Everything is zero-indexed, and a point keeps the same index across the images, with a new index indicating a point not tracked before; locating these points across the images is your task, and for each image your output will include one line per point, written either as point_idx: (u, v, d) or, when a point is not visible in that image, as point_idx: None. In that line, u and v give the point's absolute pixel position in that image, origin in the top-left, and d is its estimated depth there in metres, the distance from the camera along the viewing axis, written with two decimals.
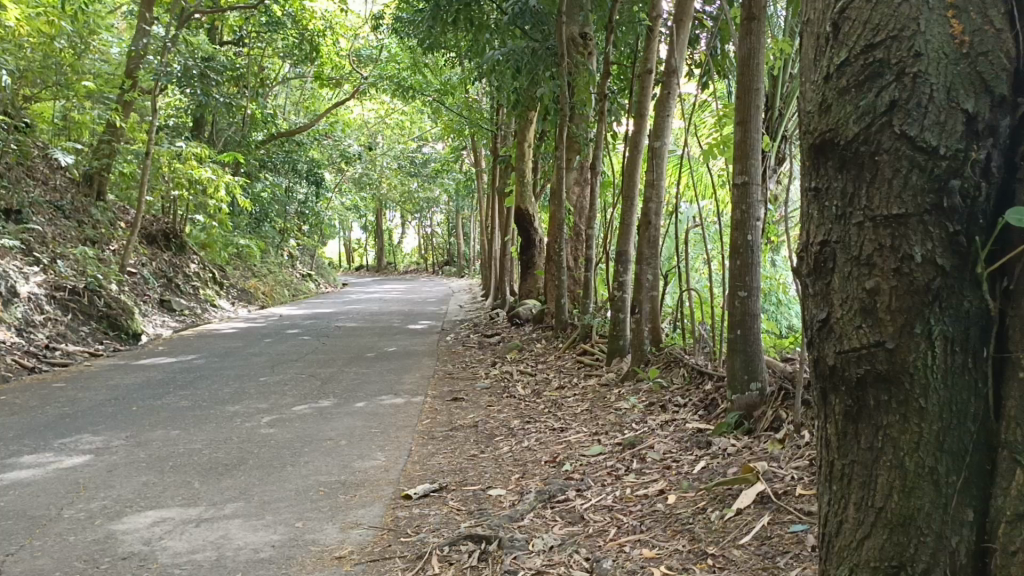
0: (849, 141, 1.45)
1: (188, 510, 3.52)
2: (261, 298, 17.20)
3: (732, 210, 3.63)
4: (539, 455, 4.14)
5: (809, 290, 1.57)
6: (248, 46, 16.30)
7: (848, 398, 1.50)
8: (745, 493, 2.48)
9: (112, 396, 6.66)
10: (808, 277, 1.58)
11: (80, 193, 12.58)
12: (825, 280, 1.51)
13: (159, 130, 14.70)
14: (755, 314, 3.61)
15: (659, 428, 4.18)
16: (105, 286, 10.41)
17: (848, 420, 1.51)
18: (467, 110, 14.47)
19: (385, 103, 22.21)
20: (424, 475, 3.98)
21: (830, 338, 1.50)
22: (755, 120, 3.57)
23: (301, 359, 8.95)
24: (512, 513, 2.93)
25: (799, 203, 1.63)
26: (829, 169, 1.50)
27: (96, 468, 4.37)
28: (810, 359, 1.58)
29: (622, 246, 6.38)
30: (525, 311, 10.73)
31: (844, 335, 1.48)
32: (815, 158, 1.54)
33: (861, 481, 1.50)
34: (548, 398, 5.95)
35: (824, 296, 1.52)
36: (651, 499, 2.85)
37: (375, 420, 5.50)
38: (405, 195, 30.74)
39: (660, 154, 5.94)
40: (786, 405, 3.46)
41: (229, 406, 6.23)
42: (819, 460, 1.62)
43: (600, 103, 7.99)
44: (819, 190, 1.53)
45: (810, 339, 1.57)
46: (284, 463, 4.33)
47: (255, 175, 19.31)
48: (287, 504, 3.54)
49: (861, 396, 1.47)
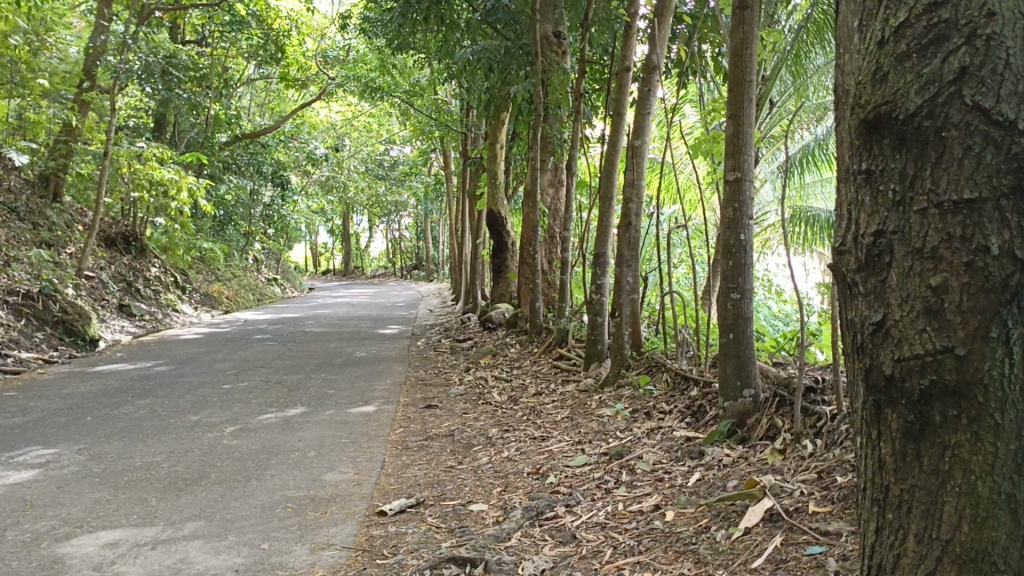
0: (909, 115, 1.32)
1: (144, 531, 3.24)
2: (225, 303, 16.76)
3: (723, 209, 3.48)
4: (520, 466, 3.93)
5: (858, 288, 1.43)
6: (211, 45, 15.88)
7: (908, 414, 1.36)
8: (751, 509, 2.30)
9: (66, 406, 6.31)
10: (855, 273, 1.45)
11: (35, 195, 12.10)
12: (881, 276, 1.38)
13: (119, 130, 14.22)
14: (748, 318, 3.44)
15: (645, 437, 3.99)
16: (61, 291, 9.99)
17: (908, 439, 1.37)
18: (436, 111, 14.23)
19: (352, 104, 21.86)
20: (398, 489, 3.74)
21: (886, 342, 1.36)
22: (748, 114, 3.42)
23: (266, 365, 8.63)
24: (497, 532, 2.72)
25: (843, 191, 1.50)
26: (885, 148, 1.37)
27: (44, 484, 4.06)
28: (859, 367, 1.44)
29: (601, 248, 6.18)
30: (498, 315, 10.52)
31: (903, 340, 1.34)
32: (865, 137, 1.41)
33: (924, 508, 1.35)
34: (526, 405, 5.75)
35: (878, 296, 1.38)
36: (647, 515, 2.65)
37: (345, 429, 5.24)
38: (373, 199, 30.35)
39: (640, 153, 5.76)
40: (783, 413, 3.28)
41: (190, 415, 5.92)
42: (870, 485, 1.47)
43: (575, 103, 7.82)
44: (871, 174, 1.40)
45: (861, 344, 1.43)
46: (249, 477, 4.06)
47: (219, 177, 18.85)
48: (252, 522, 3.29)
49: (925, 411, 1.33)
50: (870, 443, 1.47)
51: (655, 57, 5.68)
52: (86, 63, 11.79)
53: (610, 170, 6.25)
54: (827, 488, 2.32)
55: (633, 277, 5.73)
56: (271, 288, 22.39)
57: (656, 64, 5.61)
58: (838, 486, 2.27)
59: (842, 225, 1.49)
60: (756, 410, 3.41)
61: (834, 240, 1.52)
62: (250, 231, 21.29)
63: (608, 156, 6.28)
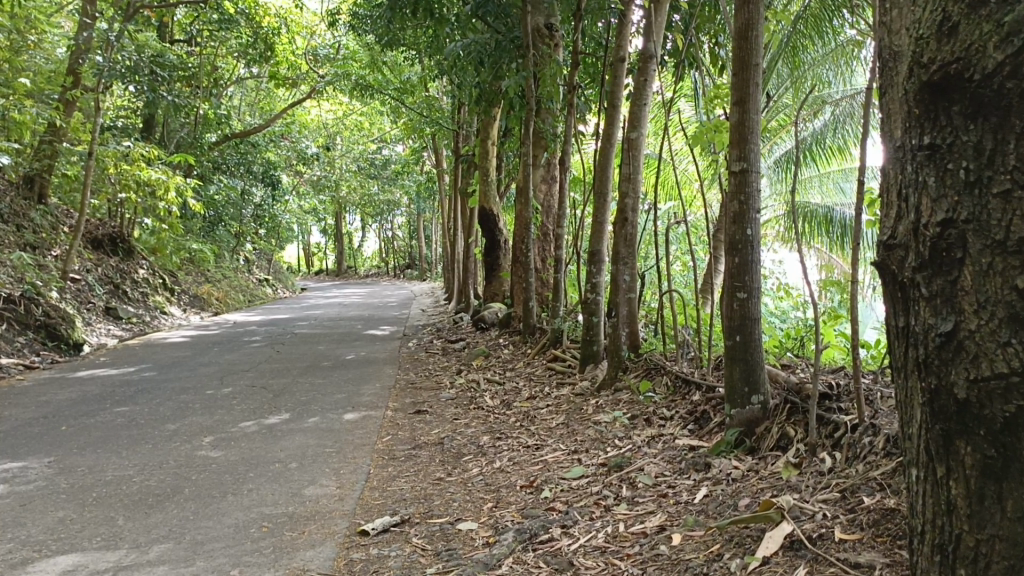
0: (988, 75, 1.26)
1: (105, 555, 2.99)
2: (215, 305, 16.46)
3: (728, 203, 3.25)
4: (513, 478, 3.69)
5: (924, 292, 1.39)
6: (198, 43, 15.57)
7: (990, 449, 1.30)
8: (767, 534, 2.07)
9: (41, 415, 6.03)
10: (917, 271, 1.41)
11: (19, 196, 11.77)
12: (951, 276, 1.33)
13: (105, 131, 13.89)
14: (756, 318, 3.20)
15: (646, 445, 3.76)
16: (44, 294, 9.69)
17: (988, 478, 1.32)
18: (427, 108, 13.96)
19: (344, 103, 21.58)
20: (382, 505, 3.50)
21: (959, 356, 1.32)
22: (755, 100, 3.19)
23: (252, 369, 8.36)
24: (487, 559, 2.48)
25: (901, 174, 1.47)
26: (955, 118, 1.32)
27: (7, 501, 3.80)
28: (928, 391, 1.41)
29: (596, 246, 5.92)
30: (491, 315, 10.29)
31: (981, 357, 1.28)
32: (930, 105, 1.37)
33: (1007, 560, 1.31)
34: (519, 410, 5.52)
35: (949, 301, 1.34)
36: (652, 538, 2.42)
37: (330, 437, 5.00)
38: (365, 198, 30.01)
39: (636, 146, 5.51)
40: (795, 421, 3.07)
41: (170, 424, 5.66)
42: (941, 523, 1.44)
43: (568, 97, 7.59)
44: (933, 152, 1.37)
45: (929, 362, 1.39)
46: (224, 492, 3.81)
47: (209, 177, 18.56)
48: (223, 545, 3.04)
49: (1009, 446, 1.28)
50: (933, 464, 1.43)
51: (651, 45, 5.42)
52: (72, 61, 11.47)
53: (605, 164, 6.00)
54: (853, 511, 2.09)
55: (630, 275, 5.49)
56: (263, 288, 22.08)
57: (652, 51, 5.36)
58: (865, 509, 2.06)
59: (894, 216, 1.48)
60: (765, 418, 3.20)
61: (883, 233, 1.51)
62: (241, 231, 20.98)
63: (602, 150, 6.03)
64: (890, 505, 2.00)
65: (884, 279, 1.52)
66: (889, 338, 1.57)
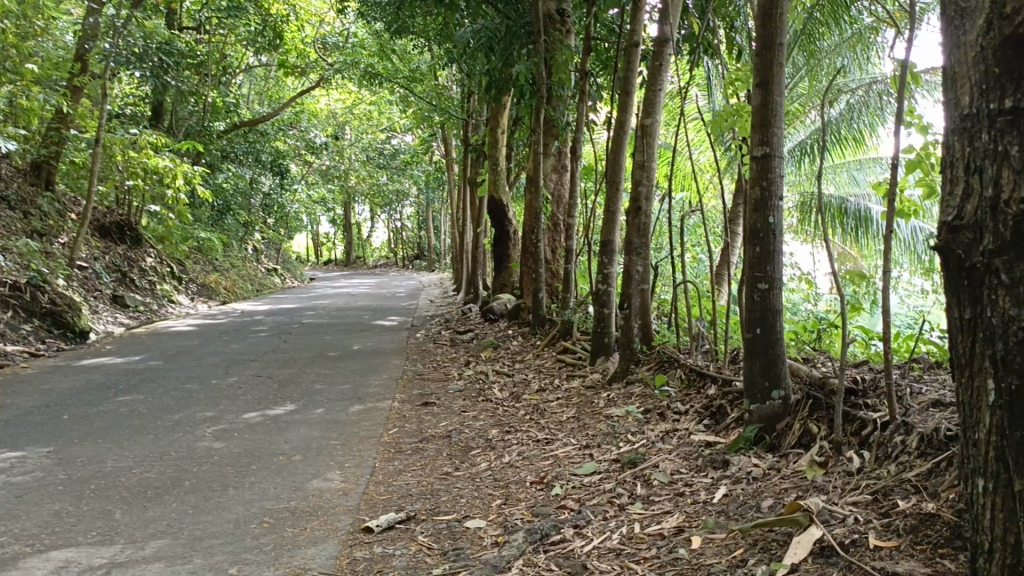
0: None
1: (100, 550, 2.89)
2: (222, 294, 16.39)
3: (749, 189, 3.11)
4: (523, 474, 3.57)
5: (1000, 277, 1.50)
6: (207, 30, 15.43)
7: None
8: (796, 539, 1.94)
9: (44, 404, 5.96)
10: (991, 252, 1.51)
11: (26, 183, 11.69)
12: None
13: (112, 118, 13.78)
14: (779, 309, 3.06)
15: (660, 441, 3.63)
16: (50, 281, 9.63)
17: None
18: (437, 97, 13.79)
19: (353, 92, 21.42)
20: (387, 500, 3.39)
21: None
22: (778, 82, 3.05)
23: (258, 359, 8.27)
24: (497, 562, 2.36)
25: (970, 150, 1.58)
26: None
27: (3, 493, 3.71)
28: (1002, 382, 1.51)
29: (607, 236, 5.80)
30: (500, 306, 10.17)
31: None
32: (1009, 68, 1.49)
33: None
34: (529, 402, 5.41)
35: None
36: (671, 540, 2.30)
37: (335, 429, 4.89)
38: (374, 188, 29.86)
39: (651, 133, 5.37)
40: (818, 418, 2.94)
41: (173, 414, 5.57)
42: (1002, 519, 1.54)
43: (581, 84, 7.44)
44: (1003, 131, 1.50)
45: (1004, 353, 1.50)
46: (225, 485, 3.71)
47: (217, 166, 18.46)
48: (223, 540, 2.94)
49: None
50: (1002, 451, 1.52)
51: (667, 28, 5.24)
52: (79, 48, 11.36)
53: (617, 153, 5.85)
54: (887, 514, 1.97)
55: (643, 266, 5.34)
56: (271, 278, 21.99)
57: (668, 34, 5.19)
58: (901, 513, 1.93)
59: (961, 194, 1.60)
60: (786, 414, 3.06)
61: (947, 215, 1.64)
62: (250, 220, 20.88)
63: (615, 137, 5.89)
64: (928, 509, 1.87)
65: (948, 263, 1.64)
66: (950, 323, 1.68)
